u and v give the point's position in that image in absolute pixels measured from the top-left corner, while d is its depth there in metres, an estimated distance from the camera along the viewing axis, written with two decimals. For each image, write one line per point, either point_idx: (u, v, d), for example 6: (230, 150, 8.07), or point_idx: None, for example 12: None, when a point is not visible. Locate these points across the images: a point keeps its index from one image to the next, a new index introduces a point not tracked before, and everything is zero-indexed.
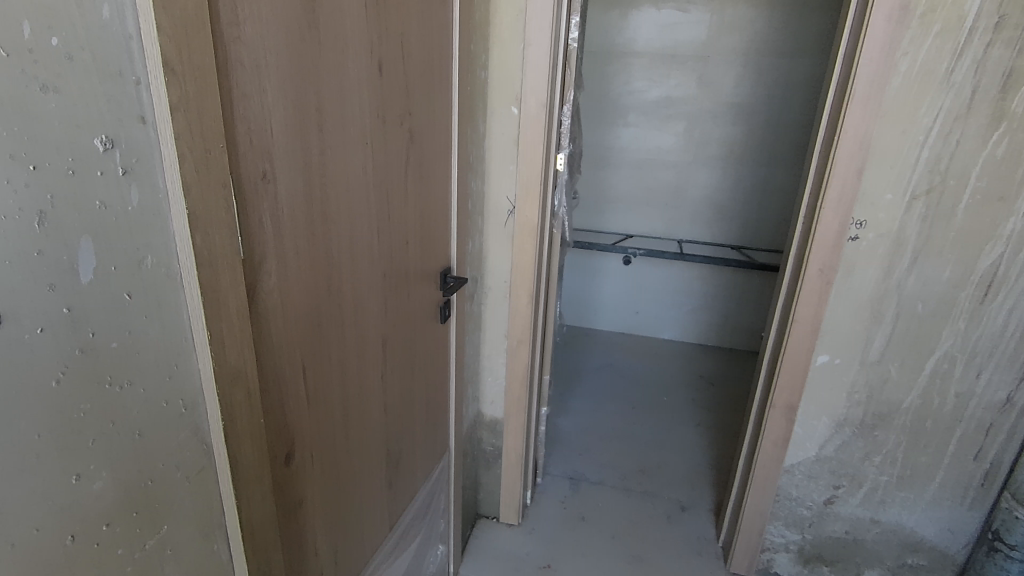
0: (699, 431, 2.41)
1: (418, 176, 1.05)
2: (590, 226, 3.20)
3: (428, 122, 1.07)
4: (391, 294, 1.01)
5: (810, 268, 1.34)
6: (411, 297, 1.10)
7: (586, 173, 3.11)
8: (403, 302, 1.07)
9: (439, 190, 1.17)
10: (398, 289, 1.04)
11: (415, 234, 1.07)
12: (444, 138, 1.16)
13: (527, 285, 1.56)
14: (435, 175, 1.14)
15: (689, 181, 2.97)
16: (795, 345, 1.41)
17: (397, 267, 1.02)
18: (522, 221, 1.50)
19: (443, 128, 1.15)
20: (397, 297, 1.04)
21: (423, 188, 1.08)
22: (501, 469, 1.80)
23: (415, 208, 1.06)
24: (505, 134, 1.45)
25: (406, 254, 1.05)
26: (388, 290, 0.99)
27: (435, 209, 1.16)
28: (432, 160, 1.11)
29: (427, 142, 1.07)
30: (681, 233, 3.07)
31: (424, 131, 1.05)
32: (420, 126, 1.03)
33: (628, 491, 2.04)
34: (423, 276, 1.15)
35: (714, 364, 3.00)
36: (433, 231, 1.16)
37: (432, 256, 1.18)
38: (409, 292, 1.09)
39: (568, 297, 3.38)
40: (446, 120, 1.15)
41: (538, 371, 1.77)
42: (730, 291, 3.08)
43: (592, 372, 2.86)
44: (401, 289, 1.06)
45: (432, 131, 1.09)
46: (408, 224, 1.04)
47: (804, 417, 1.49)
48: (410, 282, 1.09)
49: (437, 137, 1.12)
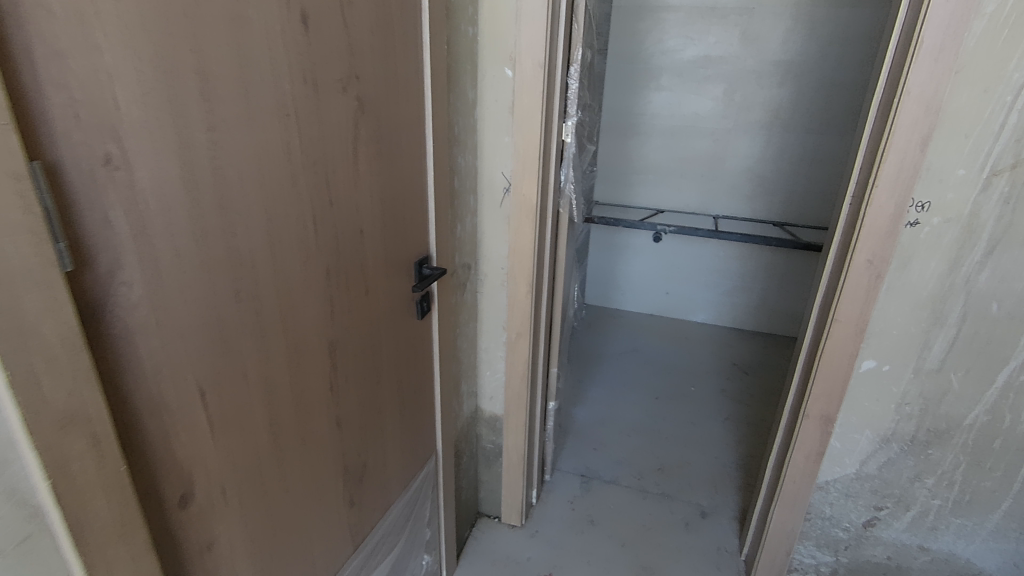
0: (728, 426, 2.23)
1: (374, 153, 0.89)
2: (617, 200, 2.98)
3: (387, 88, 0.90)
4: (338, 292, 0.86)
5: (856, 258, 1.12)
6: (370, 295, 0.96)
7: (614, 142, 2.87)
8: (357, 298, 0.92)
9: (409, 169, 1.01)
10: (349, 286, 0.89)
11: (373, 221, 0.92)
12: (415, 108, 0.99)
13: (526, 272, 1.39)
14: (401, 151, 0.97)
15: (728, 150, 2.69)
16: (835, 348, 1.20)
17: (347, 260, 0.87)
18: (519, 200, 1.32)
19: (412, 97, 0.98)
20: (348, 294, 0.89)
21: (383, 167, 0.92)
22: (502, 468, 1.68)
23: (371, 191, 0.90)
24: (499, 101, 1.26)
25: (360, 243, 0.90)
26: (333, 288, 0.85)
27: (403, 191, 1.00)
28: (395, 133, 0.94)
29: (387, 112, 0.91)
30: (718, 208, 2.81)
31: (381, 99, 0.89)
32: (374, 92, 0.87)
33: (644, 493, 1.88)
34: (388, 269, 1.00)
35: (749, 351, 2.78)
36: (400, 217, 1.00)
37: (401, 244, 1.03)
38: (367, 288, 0.94)
39: (593, 277, 3.19)
40: (416, 87, 0.98)
41: (542, 365, 1.62)
42: (771, 271, 2.82)
43: (615, 358, 2.69)
44: (356, 286, 0.91)
45: (394, 98, 0.92)
46: (362, 208, 0.88)
47: (843, 430, 1.29)
48: (369, 277, 0.94)
49: (403, 104, 0.95)
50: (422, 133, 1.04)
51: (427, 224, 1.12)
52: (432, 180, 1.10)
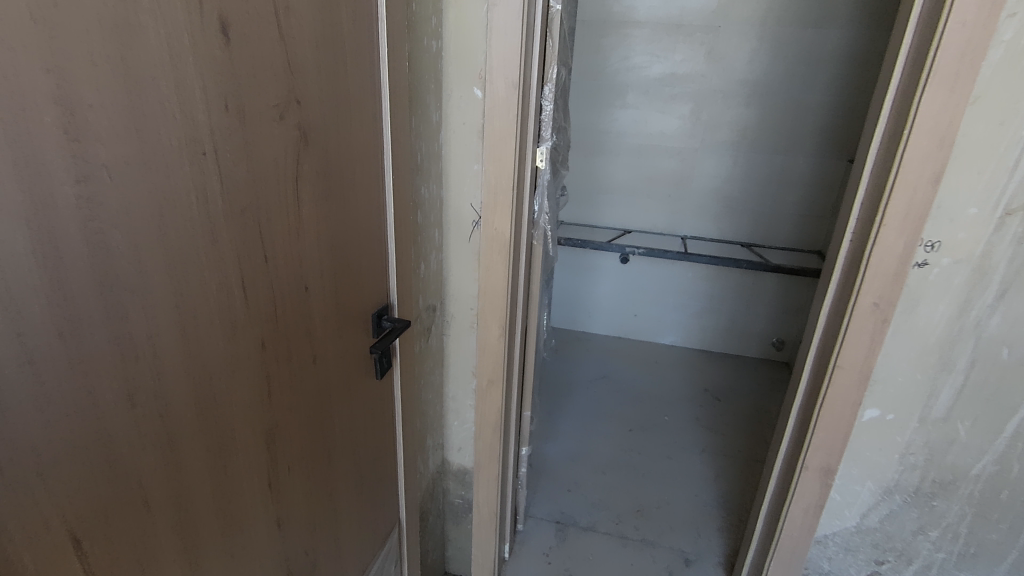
0: (706, 459, 2.14)
1: (321, 192, 0.73)
2: (582, 220, 2.88)
3: (336, 112, 0.74)
4: (276, 365, 0.69)
5: (861, 300, 1.03)
6: (319, 362, 0.79)
7: (579, 160, 2.77)
8: (302, 369, 0.75)
9: (365, 207, 0.85)
10: (291, 356, 0.72)
11: (320, 275, 0.75)
12: (371, 134, 0.83)
13: (498, 314, 1.24)
14: (355, 187, 0.81)
15: (696, 170, 2.63)
16: (837, 396, 1.11)
17: (288, 326, 0.70)
18: (490, 234, 1.17)
19: (368, 122, 0.82)
20: (291, 367, 0.72)
21: (331, 206, 0.76)
22: (471, 525, 1.52)
23: (318, 237, 0.73)
24: (467, 124, 1.12)
25: (304, 303, 0.73)
26: (269, 363, 0.68)
27: (357, 233, 0.83)
28: (347, 166, 0.78)
29: (335, 141, 0.74)
30: (686, 228, 2.75)
31: (328, 125, 0.73)
32: (320, 118, 0.71)
33: (624, 541, 1.76)
34: (340, 328, 0.83)
35: (720, 376, 2.71)
36: (354, 264, 0.84)
37: (357, 295, 0.86)
38: (315, 356, 0.77)
39: (559, 299, 3.08)
40: (372, 110, 0.83)
41: (516, 412, 1.47)
42: (740, 293, 2.77)
43: (585, 386, 2.57)
44: (301, 354, 0.74)
45: (345, 125, 0.76)
46: (306, 259, 0.72)
47: (843, 482, 1.22)
48: (316, 341, 0.77)
49: (355, 130, 0.79)
50: (381, 163, 0.88)
51: (389, 269, 0.96)
52: (393, 218, 0.94)
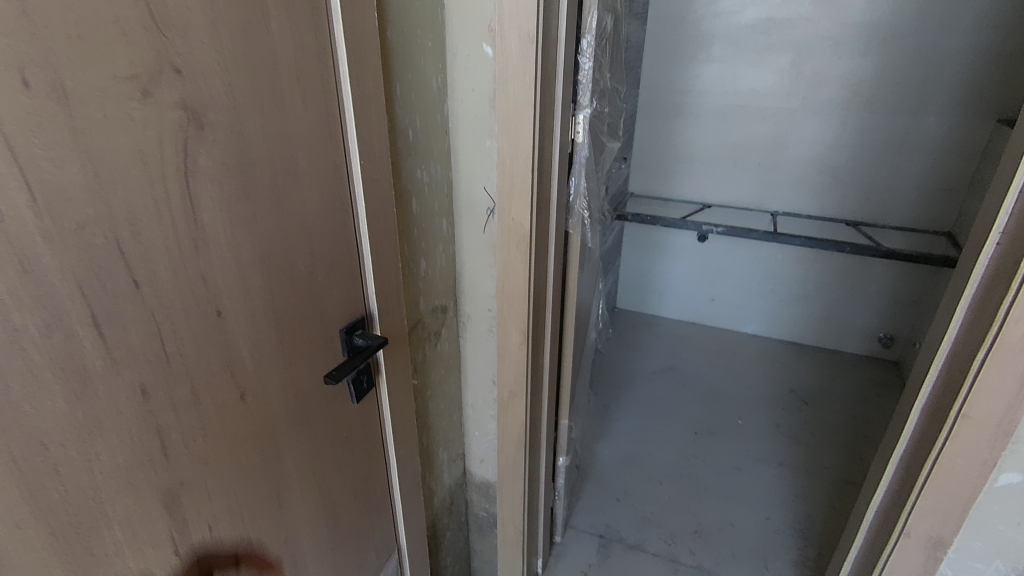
0: (783, 474, 1.86)
1: (235, 190, 0.56)
2: (655, 193, 2.57)
3: (253, 84, 0.56)
4: (175, 414, 0.55)
5: (1008, 330, 0.75)
6: (251, 396, 0.64)
7: (653, 125, 2.45)
8: (223, 410, 0.60)
9: (316, 202, 0.67)
10: (200, 399, 0.57)
11: (241, 295, 0.59)
12: (321, 111, 0.65)
13: (518, 319, 1.04)
14: (297, 179, 0.63)
15: (794, 134, 2.23)
16: (958, 452, 0.84)
17: (191, 364, 0.55)
18: (505, 226, 0.97)
19: (314, 95, 0.64)
20: (201, 412, 0.57)
21: (256, 207, 0.59)
22: (496, 540, 1.38)
23: (231, 249, 0.57)
24: (477, 91, 0.92)
25: (218, 333, 0.58)
26: (160, 415, 0.53)
27: (306, 237, 0.66)
28: (280, 152, 0.60)
29: (255, 121, 0.57)
30: (777, 203, 2.37)
31: (240, 102, 0.55)
32: (225, 95, 0.53)
33: (676, 566, 1.56)
34: (287, 353, 0.67)
35: (810, 374, 2.36)
36: (304, 275, 0.67)
37: (316, 313, 0.71)
38: (242, 393, 0.62)
39: (627, 279, 2.81)
40: (322, 79, 0.64)
41: (547, 424, 1.29)
42: (839, 280, 2.38)
43: (648, 378, 2.33)
44: (221, 395, 0.60)
45: (273, 99, 0.58)
46: (212, 278, 0.56)
47: (960, 557, 0.94)
48: (244, 375, 0.62)
49: (294, 106, 0.61)
50: (342, 147, 0.70)
51: (373, 275, 0.80)
52: (366, 214, 0.76)
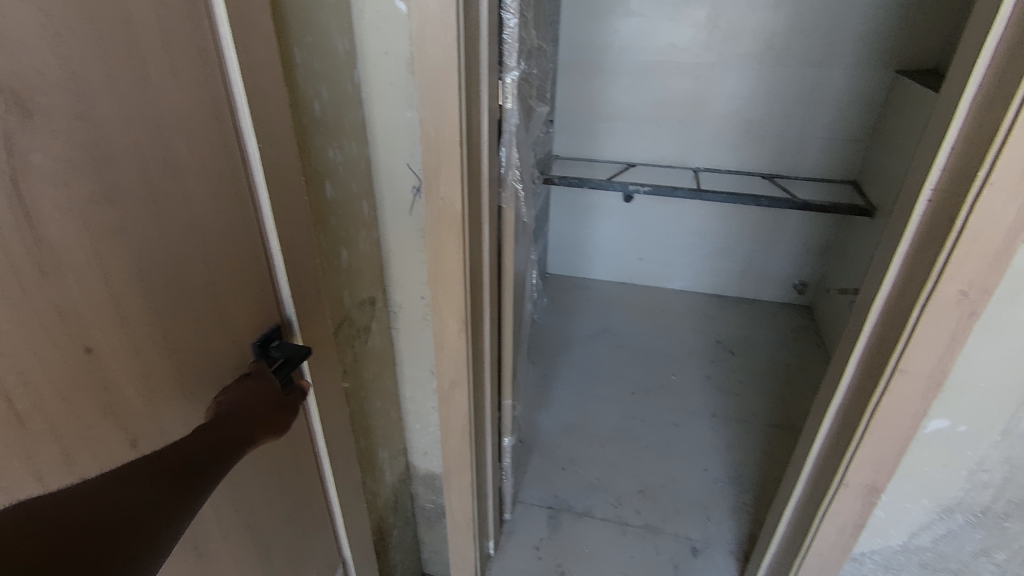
0: (717, 425, 1.94)
1: (91, 196, 0.44)
2: (579, 154, 2.52)
3: (98, 54, 0.43)
4: (43, 485, 0.43)
5: (943, 288, 0.76)
6: (144, 441, 0.53)
7: (574, 84, 2.38)
8: (109, 465, 0.49)
9: (207, 198, 0.55)
10: (76, 459, 0.46)
11: (117, 324, 0.48)
12: (200, 85, 0.53)
13: (455, 306, 0.96)
14: (178, 173, 0.51)
15: (711, 89, 2.24)
16: (894, 405, 0.87)
17: (58, 420, 0.44)
18: (434, 207, 0.87)
19: (187, 64, 0.51)
20: (79, 473, 0.46)
21: (125, 213, 0.47)
22: (446, 530, 1.34)
23: (94, 270, 0.45)
24: (391, 54, 0.80)
25: (90, 375, 0.46)
26: (21, 491, 0.42)
27: (199, 243, 0.55)
28: (149, 141, 0.48)
29: (109, 103, 0.44)
30: (698, 160, 2.40)
31: (82, 79, 0.42)
32: (57, 68, 0.40)
33: (624, 527, 1.58)
34: (187, 383, 0.56)
35: (734, 325, 2.46)
36: (201, 289, 0.56)
37: (220, 329, 0.59)
38: (134, 438, 0.51)
39: (555, 244, 2.78)
40: (196, 45, 0.52)
41: (490, 408, 1.24)
42: (757, 232, 2.47)
43: (583, 343, 2.34)
44: (104, 447, 0.48)
45: (129, 73, 0.45)
46: (72, 309, 0.44)
47: (892, 499, 0.99)
48: (133, 419, 0.51)
49: (161, 80, 0.48)
50: (233, 128, 0.57)
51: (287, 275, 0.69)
52: (271, 207, 0.64)
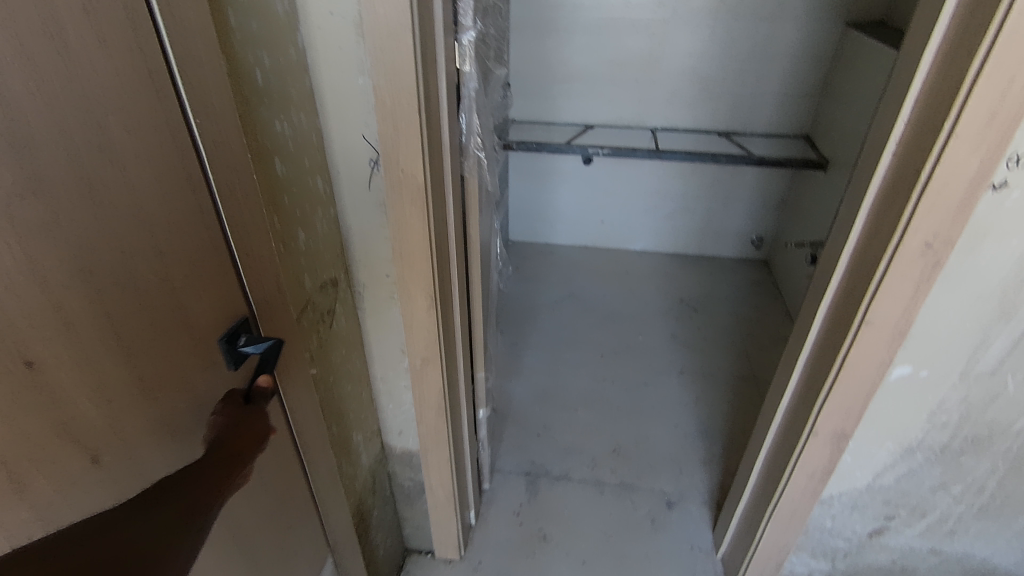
0: (685, 382, 1.98)
1: (11, 193, 0.38)
2: (536, 117, 2.46)
3: (7, 24, 0.37)
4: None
5: (910, 239, 0.77)
6: (106, 456, 0.48)
7: (528, 44, 2.30)
8: (67, 485, 0.45)
9: (152, 188, 0.50)
10: (27, 484, 0.42)
11: (60, 334, 0.43)
12: (134, 60, 0.47)
13: (423, 283, 0.93)
14: (118, 163, 0.46)
15: (666, 46, 2.21)
16: (861, 356, 0.89)
17: (2, 445, 0.39)
18: (394, 180, 0.83)
19: (114, 34, 0.45)
20: (30, 499, 0.42)
21: (60, 210, 0.42)
22: (426, 506, 1.33)
23: (28, 276, 0.40)
24: (337, 15, 0.74)
25: (34, 392, 0.41)
26: None
27: (147, 238, 0.49)
28: (78, 127, 0.42)
29: (28, 84, 0.39)
30: (656, 119, 2.38)
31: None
32: None
33: (601, 488, 1.61)
34: (148, 390, 0.52)
35: (696, 282, 2.51)
36: (157, 288, 0.51)
37: (181, 329, 0.54)
38: (94, 454, 0.47)
39: (516, 210, 2.74)
40: (129, 14, 0.46)
41: (464, 382, 1.22)
42: (715, 189, 2.50)
43: (551, 309, 2.34)
44: (61, 469, 0.44)
45: (47, 46, 0.40)
46: (5, 324, 0.39)
47: (858, 444, 1.03)
48: (91, 433, 0.46)
49: (88, 55, 0.42)
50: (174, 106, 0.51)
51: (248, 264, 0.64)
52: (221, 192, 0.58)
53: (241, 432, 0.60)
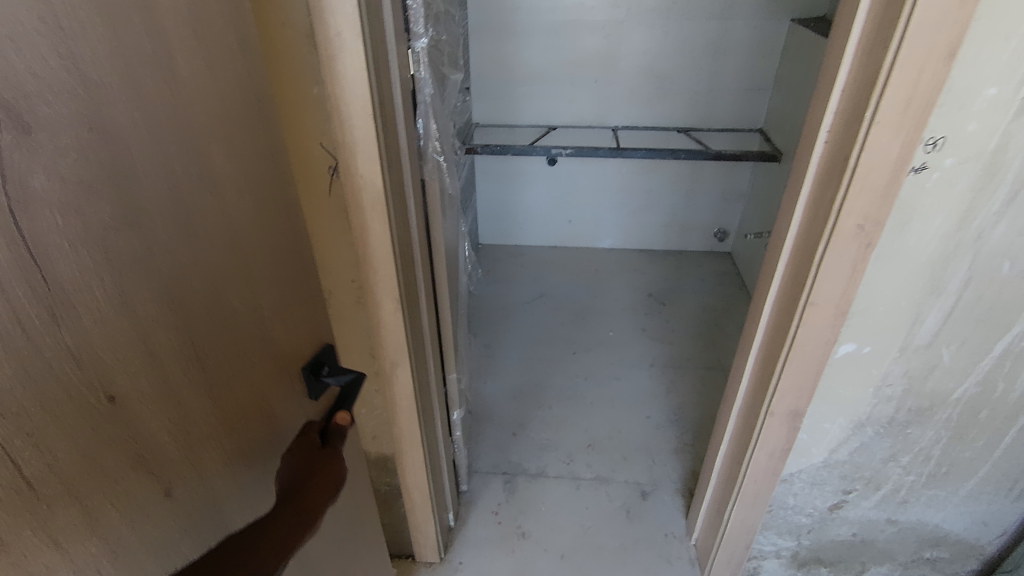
0: (655, 374, 2.03)
1: (112, 222, 0.40)
2: (499, 120, 2.50)
3: (116, 61, 0.40)
4: (60, 552, 0.39)
5: (843, 222, 0.82)
6: (178, 487, 0.49)
7: (487, 49, 2.33)
8: (141, 517, 0.45)
9: (229, 221, 0.52)
10: (101, 516, 0.42)
11: (142, 366, 0.44)
12: (206, 97, 0.48)
13: (388, 286, 0.95)
14: (190, 199, 0.47)
15: (622, 47, 2.27)
16: (808, 335, 0.94)
17: (75, 480, 0.39)
18: (354, 186, 0.85)
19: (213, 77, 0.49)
20: (101, 533, 0.42)
21: (151, 244, 0.44)
22: (403, 509, 1.34)
23: (117, 306, 0.41)
24: (289, 26, 0.74)
25: (114, 425, 0.42)
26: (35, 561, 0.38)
27: (222, 270, 0.51)
28: (175, 163, 0.45)
29: (117, 122, 0.40)
30: (616, 118, 2.44)
31: (85, 92, 0.38)
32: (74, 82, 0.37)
33: (577, 481, 1.65)
34: (222, 416, 0.54)
35: (663, 276, 2.57)
36: (232, 318, 0.53)
37: (246, 360, 0.57)
38: (168, 487, 0.48)
39: (484, 213, 2.77)
40: (202, 50, 0.48)
41: (436, 383, 1.24)
42: (677, 185, 2.57)
43: (523, 309, 2.37)
44: (136, 506, 0.44)
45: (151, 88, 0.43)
46: (93, 357, 0.40)
47: (812, 421, 1.08)
48: (164, 464, 0.47)
49: (166, 96, 0.44)
50: (254, 144, 0.55)
51: (296, 290, 0.65)
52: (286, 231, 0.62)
53: (314, 472, 0.63)
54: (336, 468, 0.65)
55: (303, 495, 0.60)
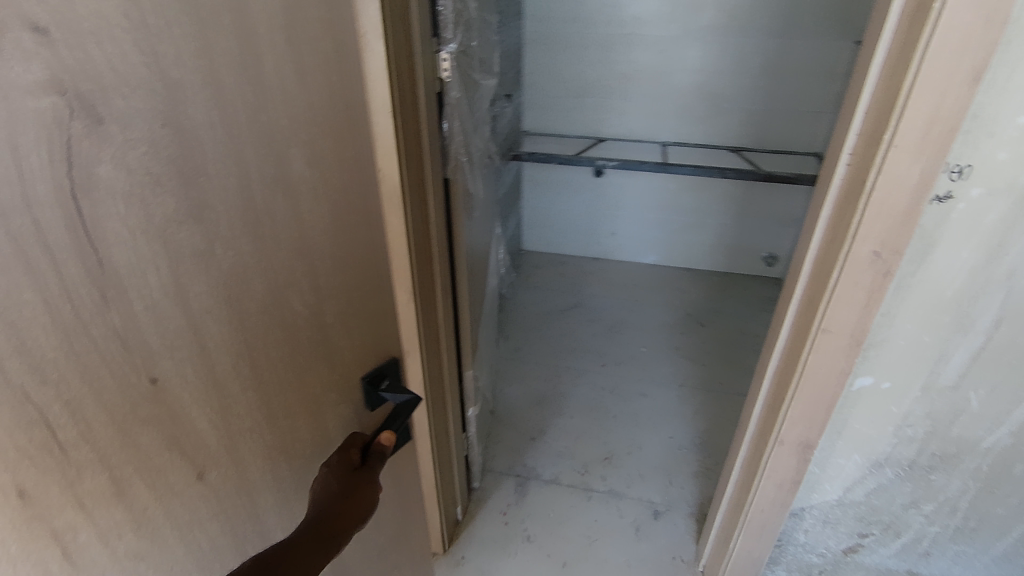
0: (684, 395, 1.98)
1: (173, 216, 0.44)
2: (549, 129, 2.52)
3: (202, 64, 0.42)
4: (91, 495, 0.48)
5: (858, 248, 0.79)
6: (211, 473, 0.55)
7: (541, 59, 2.37)
8: (166, 490, 0.53)
9: (309, 227, 0.53)
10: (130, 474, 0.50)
11: (188, 351, 0.48)
12: (298, 101, 0.48)
13: None
14: (261, 203, 0.48)
15: (676, 62, 2.24)
16: (819, 363, 0.90)
17: (109, 447, 0.47)
18: None
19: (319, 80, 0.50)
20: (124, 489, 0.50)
21: (214, 239, 0.47)
22: None
23: (167, 296, 0.45)
24: None
25: (152, 405, 0.48)
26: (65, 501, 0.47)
27: (292, 272, 0.53)
28: (255, 167, 0.47)
29: (193, 122, 0.43)
30: (666, 133, 2.41)
31: (164, 92, 0.41)
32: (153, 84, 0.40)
33: (589, 493, 1.63)
34: (267, 405, 0.57)
35: (704, 297, 2.51)
36: (294, 318, 0.56)
37: (302, 357, 0.59)
38: (200, 471, 0.54)
39: (528, 220, 2.79)
40: (310, 53, 0.48)
41: (448, 378, 1.27)
42: (726, 205, 2.50)
43: (556, 317, 2.37)
44: (165, 478, 0.52)
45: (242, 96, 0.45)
46: (137, 342, 0.45)
47: (825, 455, 1.04)
48: (202, 452, 0.54)
49: (253, 104, 0.45)
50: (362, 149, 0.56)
51: (369, 301, 0.64)
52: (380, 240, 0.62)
53: (343, 504, 0.62)
54: (366, 496, 0.64)
55: (329, 527, 0.61)
